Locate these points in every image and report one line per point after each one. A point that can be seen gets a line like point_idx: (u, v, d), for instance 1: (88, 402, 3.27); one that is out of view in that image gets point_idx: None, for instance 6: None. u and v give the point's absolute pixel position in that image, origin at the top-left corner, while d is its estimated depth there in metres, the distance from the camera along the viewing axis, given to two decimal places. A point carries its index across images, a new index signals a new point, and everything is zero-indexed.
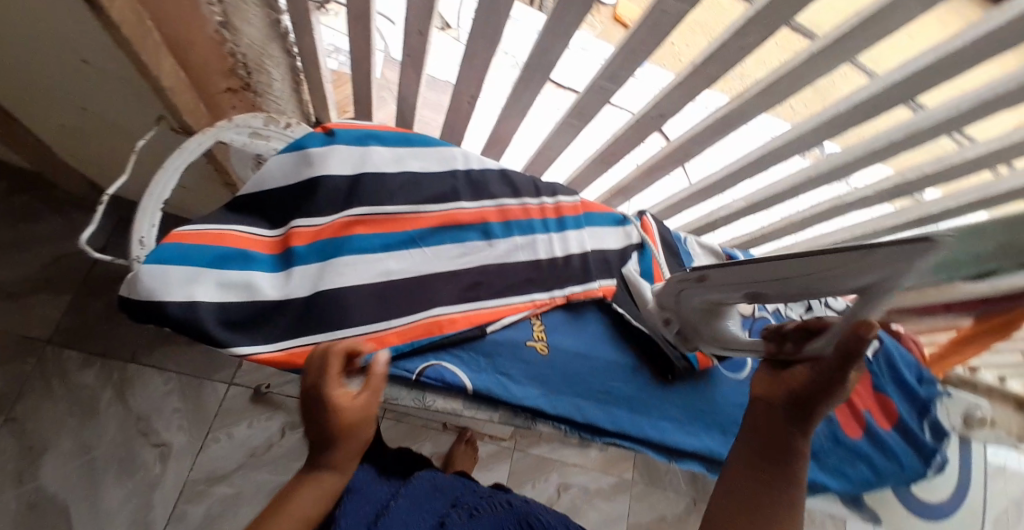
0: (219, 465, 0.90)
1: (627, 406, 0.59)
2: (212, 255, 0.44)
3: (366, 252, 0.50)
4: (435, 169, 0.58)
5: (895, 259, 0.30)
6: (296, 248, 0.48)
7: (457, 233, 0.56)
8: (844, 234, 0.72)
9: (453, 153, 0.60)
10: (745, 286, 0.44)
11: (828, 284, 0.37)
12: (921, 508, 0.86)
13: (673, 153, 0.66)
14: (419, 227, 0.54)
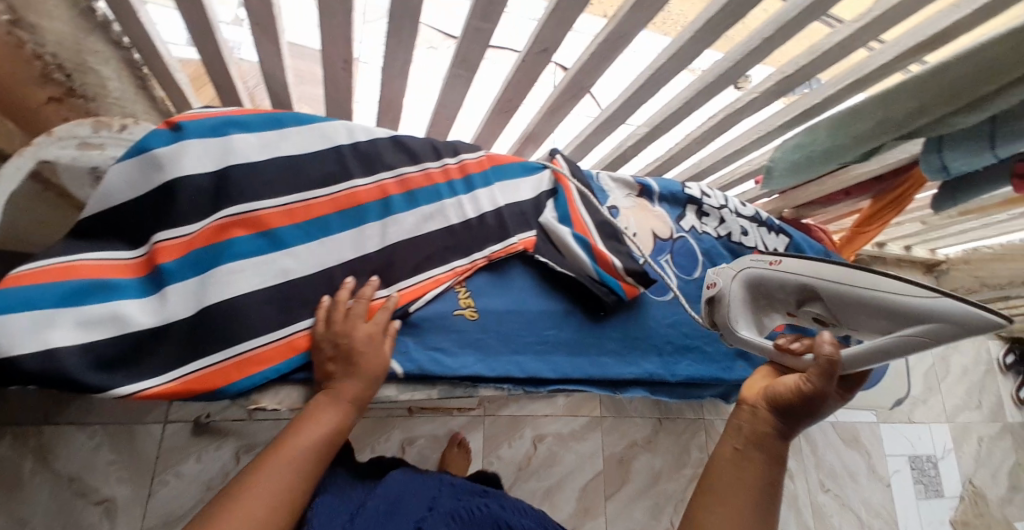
0: (175, 506, 0.87)
1: (565, 351, 0.60)
2: (62, 292, 0.38)
3: (250, 255, 0.46)
4: (316, 149, 0.52)
5: (959, 315, 0.37)
6: (164, 266, 0.43)
7: (356, 213, 0.52)
8: (747, 141, 0.73)
9: (334, 127, 0.54)
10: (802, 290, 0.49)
11: (871, 320, 0.43)
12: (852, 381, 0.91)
13: (568, 91, 0.63)
14: (313, 214, 0.50)
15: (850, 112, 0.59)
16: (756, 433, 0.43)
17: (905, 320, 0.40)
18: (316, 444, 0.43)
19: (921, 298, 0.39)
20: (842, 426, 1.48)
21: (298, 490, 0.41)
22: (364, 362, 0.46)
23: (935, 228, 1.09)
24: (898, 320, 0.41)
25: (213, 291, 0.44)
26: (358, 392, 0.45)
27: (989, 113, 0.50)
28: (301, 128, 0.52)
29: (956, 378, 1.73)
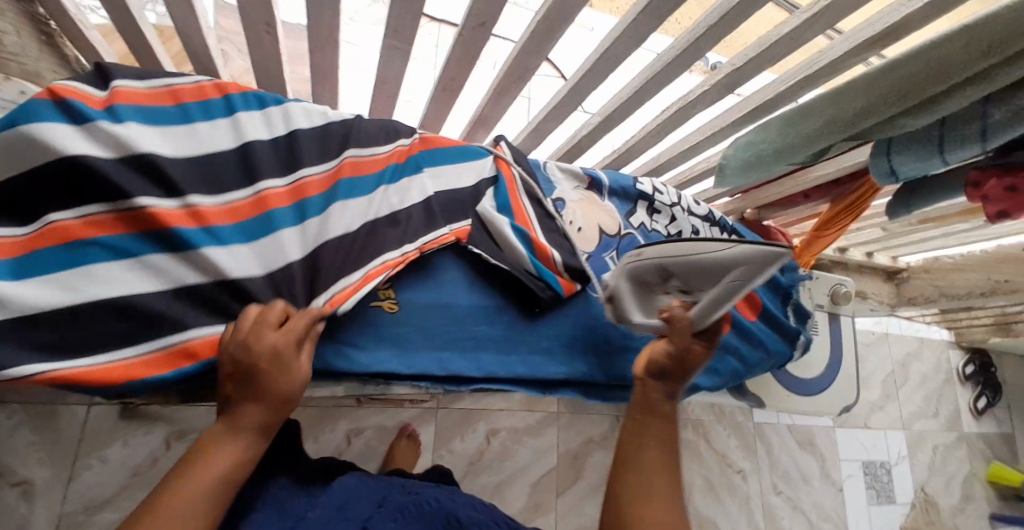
0: (99, 491, 0.83)
1: (491, 349, 0.57)
2: None
3: (148, 256, 0.42)
4: (229, 143, 0.48)
5: (755, 258, 0.43)
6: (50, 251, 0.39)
7: (266, 219, 0.48)
8: (701, 137, 0.71)
9: (253, 122, 0.50)
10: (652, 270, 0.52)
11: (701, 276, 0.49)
12: (798, 385, 0.90)
13: (512, 72, 0.60)
14: (222, 212, 0.46)
15: (799, 110, 0.57)
16: (647, 400, 0.49)
17: (731, 269, 0.45)
18: (221, 479, 0.36)
19: (732, 248, 0.44)
20: (799, 430, 1.49)
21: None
22: (275, 382, 0.40)
23: (895, 236, 1.09)
24: (720, 271, 0.46)
25: (96, 287, 0.39)
26: (265, 415, 0.40)
27: (937, 116, 0.48)
28: (215, 122, 0.49)
29: (915, 386, 1.76)
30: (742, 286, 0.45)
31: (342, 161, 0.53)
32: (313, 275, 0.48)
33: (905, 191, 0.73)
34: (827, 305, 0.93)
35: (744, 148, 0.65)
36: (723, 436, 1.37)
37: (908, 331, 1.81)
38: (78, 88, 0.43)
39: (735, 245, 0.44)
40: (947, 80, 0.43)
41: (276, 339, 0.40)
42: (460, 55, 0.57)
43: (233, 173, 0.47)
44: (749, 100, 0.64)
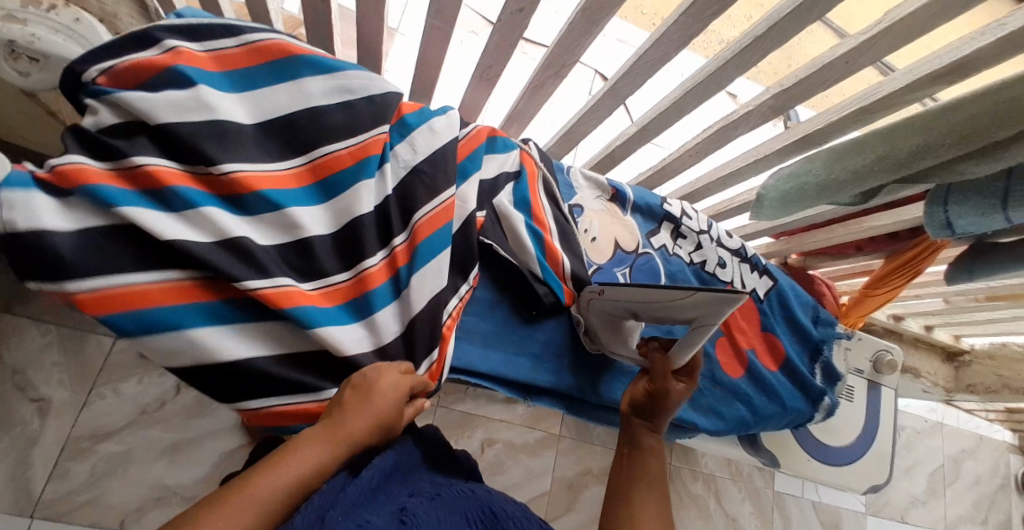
0: (105, 422, 0.86)
1: (480, 342, 0.56)
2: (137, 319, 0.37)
3: (262, 323, 0.43)
4: (333, 226, 0.47)
5: (716, 304, 0.42)
6: (209, 306, 0.40)
7: (366, 302, 0.47)
8: (742, 164, 0.68)
9: (349, 197, 0.47)
10: (622, 307, 0.53)
11: (669, 312, 0.48)
12: (822, 452, 0.81)
13: (549, 67, 0.60)
14: (334, 289, 0.46)
15: (848, 146, 0.53)
16: (634, 436, 0.51)
17: (693, 311, 0.45)
18: (302, 477, 0.33)
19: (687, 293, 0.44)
20: (823, 508, 1.36)
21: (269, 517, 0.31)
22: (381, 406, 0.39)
23: (957, 309, 0.98)
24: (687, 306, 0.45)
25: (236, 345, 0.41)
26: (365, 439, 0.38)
27: (1001, 164, 0.44)
28: (321, 205, 0.47)
29: (966, 487, 1.57)
30: (707, 331, 0.45)
31: (426, 215, 0.49)
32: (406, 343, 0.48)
33: (971, 253, 0.66)
34: (868, 371, 0.85)
35: (786, 179, 0.61)
36: (735, 497, 1.27)
37: (965, 424, 1.62)
38: (175, 170, 0.40)
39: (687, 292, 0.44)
40: (1019, 123, 0.39)
41: (392, 377, 0.42)
42: (499, 46, 0.57)
43: (346, 247, 0.47)
44: (794, 131, 0.61)
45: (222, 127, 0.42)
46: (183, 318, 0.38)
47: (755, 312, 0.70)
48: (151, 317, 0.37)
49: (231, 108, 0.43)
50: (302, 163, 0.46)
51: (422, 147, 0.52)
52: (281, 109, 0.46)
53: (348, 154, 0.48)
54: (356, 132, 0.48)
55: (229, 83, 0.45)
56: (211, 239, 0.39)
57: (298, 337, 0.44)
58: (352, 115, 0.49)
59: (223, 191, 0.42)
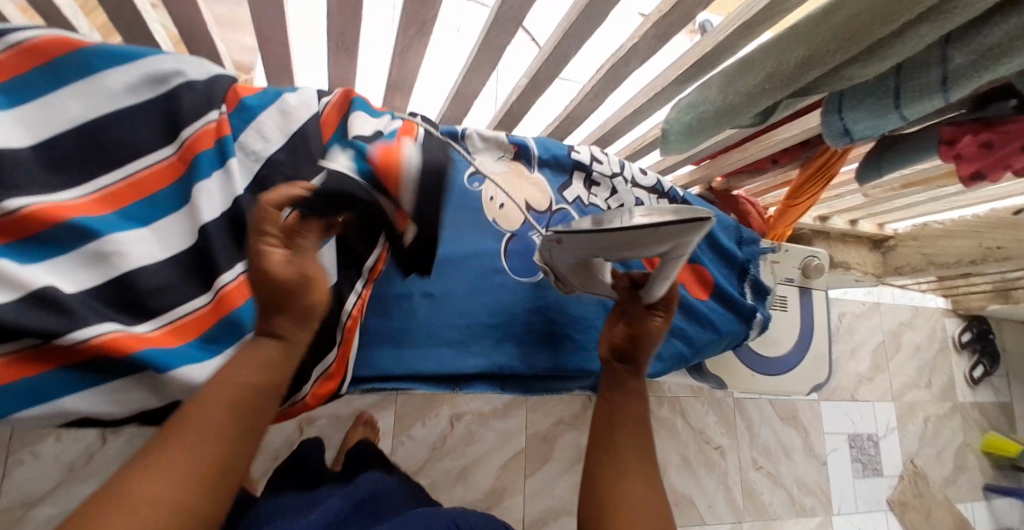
0: (29, 490, 0.78)
1: (387, 344, 0.48)
2: None
3: (111, 381, 0.35)
4: (180, 242, 0.40)
5: (690, 231, 0.39)
6: (44, 375, 0.33)
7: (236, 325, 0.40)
8: (642, 99, 0.64)
9: (191, 205, 0.41)
10: (586, 253, 0.45)
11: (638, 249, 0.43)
12: (765, 366, 0.84)
13: (411, 24, 0.52)
14: (194, 319, 0.39)
15: (741, 63, 0.49)
16: (618, 382, 0.50)
17: (665, 244, 0.41)
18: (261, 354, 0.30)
19: (652, 234, 0.40)
20: (782, 404, 1.45)
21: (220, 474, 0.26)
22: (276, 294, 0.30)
23: (878, 201, 1.01)
24: (654, 239, 0.40)
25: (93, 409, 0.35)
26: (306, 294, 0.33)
27: (890, 62, 0.40)
28: (156, 222, 0.40)
29: (907, 356, 1.70)
30: (682, 256, 0.43)
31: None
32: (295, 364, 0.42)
33: (877, 151, 0.65)
34: (797, 278, 0.87)
35: (687, 110, 0.57)
36: (701, 413, 1.33)
37: (900, 299, 1.74)
38: None
39: (655, 232, 0.39)
40: (899, 18, 0.35)
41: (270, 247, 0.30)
42: (342, 7, 0.49)
43: (205, 266, 0.40)
44: (687, 54, 0.56)
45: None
46: (5, 398, 0.32)
47: None
48: None
49: (0, 129, 0.35)
50: (118, 180, 0.39)
51: (272, 132, 0.45)
52: (74, 117, 0.38)
53: (180, 159, 0.42)
54: (181, 131, 0.42)
55: (5, 98, 0.37)
56: (10, 297, 0.32)
57: (156, 389, 0.37)
58: (171, 111, 0.41)
59: (15, 232, 0.34)
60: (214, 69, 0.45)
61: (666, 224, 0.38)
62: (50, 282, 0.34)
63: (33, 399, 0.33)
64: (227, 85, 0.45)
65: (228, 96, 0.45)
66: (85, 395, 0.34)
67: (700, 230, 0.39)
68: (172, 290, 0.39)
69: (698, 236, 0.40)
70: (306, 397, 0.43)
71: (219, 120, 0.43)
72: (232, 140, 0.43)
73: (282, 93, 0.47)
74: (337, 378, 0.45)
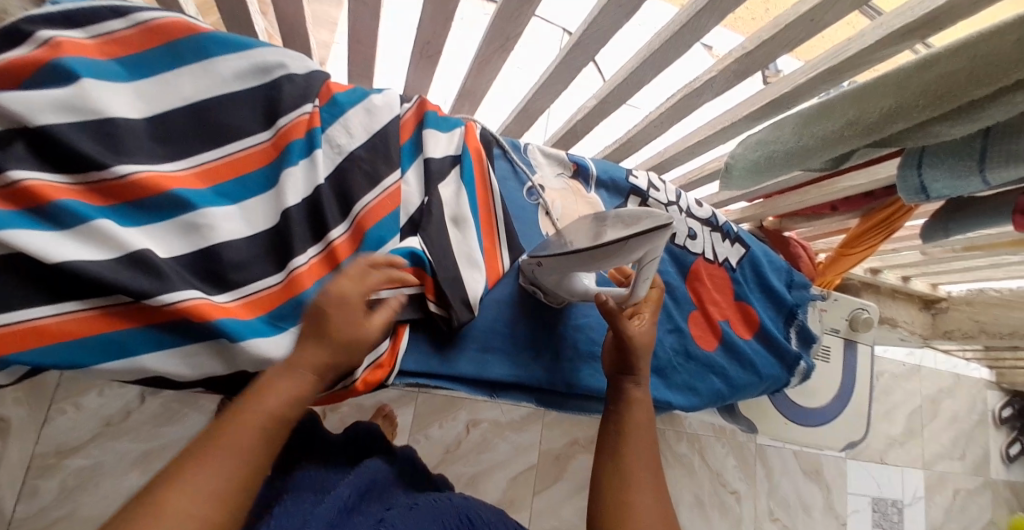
0: (68, 438, 0.82)
1: (435, 339, 0.49)
2: (53, 356, 0.33)
3: (186, 345, 0.37)
4: (262, 224, 0.43)
5: (648, 241, 0.39)
6: (129, 331, 0.36)
7: (299, 305, 0.42)
8: (705, 134, 0.64)
9: (275, 187, 0.43)
10: (567, 268, 0.46)
11: (610, 261, 0.42)
12: (800, 415, 0.81)
13: (495, 37, 0.54)
14: (266, 295, 0.41)
15: (818, 109, 0.48)
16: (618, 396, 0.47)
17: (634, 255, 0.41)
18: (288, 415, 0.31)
19: (623, 246, 0.39)
20: (805, 457, 1.40)
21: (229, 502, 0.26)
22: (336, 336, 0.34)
23: (935, 261, 0.97)
24: (620, 250, 0.40)
25: (167, 370, 0.37)
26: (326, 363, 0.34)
27: (979, 124, 0.39)
28: (242, 202, 0.43)
29: (942, 424, 1.62)
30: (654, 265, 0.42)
31: (367, 204, 0.46)
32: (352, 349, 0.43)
33: (946, 211, 0.64)
34: (844, 329, 0.84)
35: (754, 148, 0.56)
36: (720, 454, 1.30)
37: (941, 365, 1.66)
38: (55, 186, 0.35)
39: (625, 245, 0.38)
40: (998, 81, 0.34)
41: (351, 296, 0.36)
42: (433, 18, 0.51)
43: (281, 244, 0.43)
44: (761, 94, 0.56)
45: (110, 134, 0.37)
46: (90, 348, 0.34)
47: (727, 280, 0.65)
48: (54, 350, 0.33)
49: (118, 100, 0.38)
50: (216, 158, 0.42)
51: (356, 128, 0.48)
52: (187, 96, 0.41)
53: (272, 145, 0.44)
54: (275, 119, 0.44)
55: (124, 72, 0.40)
56: (110, 255, 0.35)
57: (224, 359, 0.39)
58: (271, 100, 0.44)
59: (121, 196, 0.37)
60: (308, 61, 0.47)
61: (634, 236, 0.37)
62: (145, 245, 0.37)
63: (114, 353, 0.35)
64: (323, 80, 0.48)
65: (321, 91, 0.47)
66: (161, 354, 0.36)
67: (659, 236, 0.38)
68: (250, 266, 0.41)
69: (664, 239, 0.39)
70: (357, 382, 0.43)
71: (311, 112, 0.45)
72: (320, 132, 0.46)
73: (369, 94, 0.50)
74: (386, 368, 0.45)
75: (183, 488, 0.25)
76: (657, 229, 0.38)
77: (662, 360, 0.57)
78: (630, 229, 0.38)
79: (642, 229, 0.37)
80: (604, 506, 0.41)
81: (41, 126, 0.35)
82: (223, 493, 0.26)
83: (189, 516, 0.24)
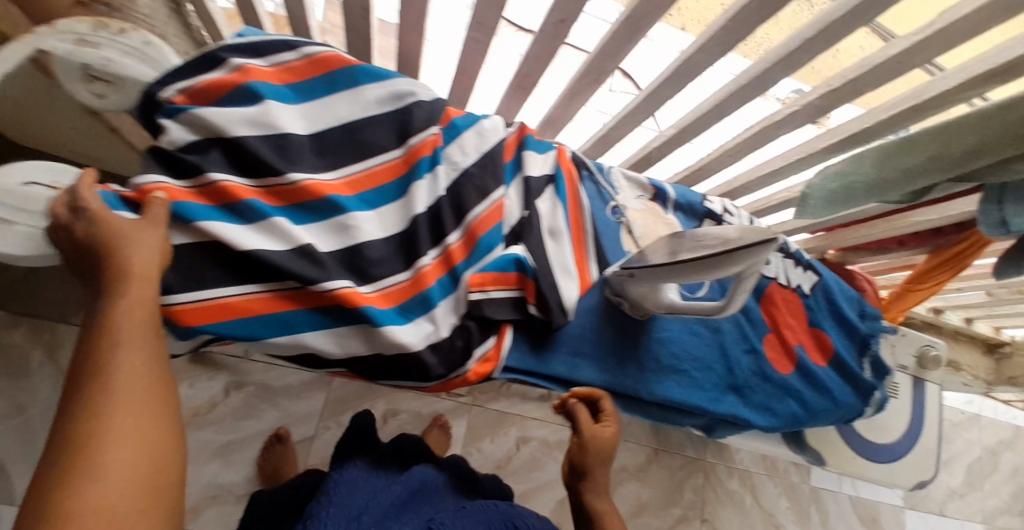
0: None
1: (529, 342, 0.53)
2: (237, 328, 0.39)
3: (334, 326, 0.43)
4: (393, 228, 0.49)
5: (752, 254, 0.42)
6: (292, 311, 0.41)
7: (423, 299, 0.47)
8: (778, 164, 0.68)
9: (406, 196, 0.49)
10: (660, 279, 0.48)
11: (708, 273, 0.45)
12: (869, 449, 0.80)
13: (590, 74, 0.59)
14: (398, 289, 0.47)
15: (901, 144, 0.52)
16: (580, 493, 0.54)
17: (734, 267, 0.44)
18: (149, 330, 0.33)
19: (725, 258, 0.42)
20: (861, 502, 1.35)
21: (156, 409, 0.31)
22: (139, 254, 0.34)
23: (1000, 302, 0.96)
24: (722, 262, 0.43)
25: (318, 347, 0.43)
26: (139, 279, 0.33)
27: None
28: (378, 208, 0.49)
29: (1006, 479, 1.53)
30: (750, 279, 0.45)
31: (478, 215, 0.51)
32: (465, 341, 0.49)
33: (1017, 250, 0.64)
34: (912, 366, 0.83)
35: (832, 178, 0.59)
36: (772, 493, 1.27)
37: (1002, 415, 1.58)
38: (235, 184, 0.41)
39: (729, 256, 0.42)
40: None
41: (121, 222, 0.34)
42: (539, 54, 0.57)
43: (409, 244, 0.49)
44: (840, 128, 0.59)
45: (284, 147, 0.44)
46: (263, 323, 0.40)
47: (800, 306, 0.66)
48: (239, 323, 0.39)
49: (290, 118, 0.45)
50: (359, 170, 0.48)
51: (470, 148, 0.53)
52: (341, 117, 0.48)
53: (403, 160, 0.50)
54: (407, 138, 0.50)
55: (293, 95, 0.46)
56: (285, 247, 0.41)
57: (365, 343, 0.44)
58: (403, 123, 0.50)
59: (288, 198, 0.44)
60: (432, 92, 0.53)
61: (739, 248, 0.40)
62: (309, 240, 0.43)
63: (278, 328, 0.41)
64: (444, 106, 0.54)
65: (443, 116, 0.53)
66: (318, 332, 0.42)
67: (762, 250, 0.41)
68: (385, 264, 0.47)
69: (766, 253, 0.42)
70: (468, 372, 0.49)
71: (436, 134, 0.52)
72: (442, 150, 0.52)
73: (480, 118, 0.56)
74: (492, 361, 0.50)
75: (112, 418, 0.28)
76: (762, 242, 0.41)
77: (739, 378, 0.59)
78: (736, 242, 0.41)
79: (748, 241, 0.41)
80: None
81: (236, 137, 0.41)
82: (144, 407, 0.30)
83: (135, 429, 0.29)
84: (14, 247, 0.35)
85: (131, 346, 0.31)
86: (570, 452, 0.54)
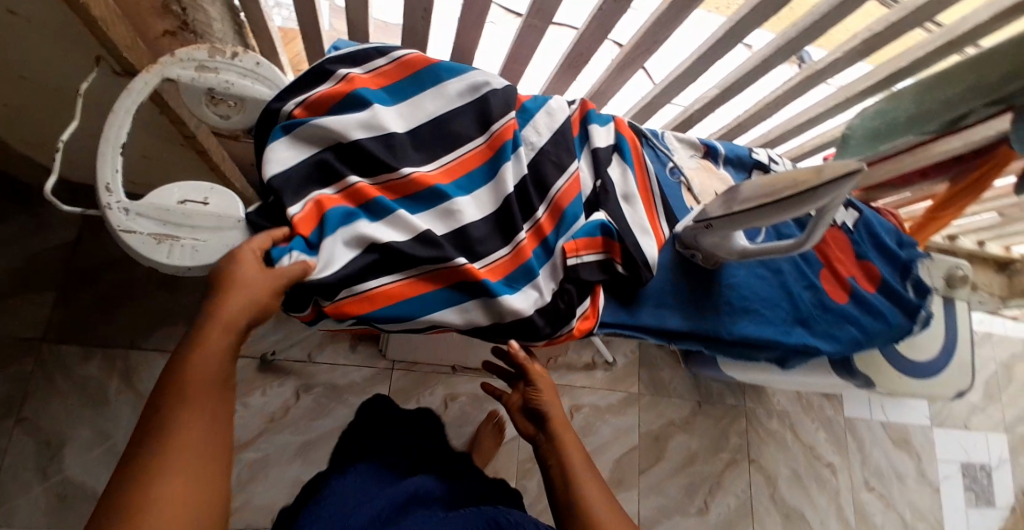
0: (239, 434, 0.92)
1: (618, 297, 0.57)
2: (390, 313, 0.43)
3: (460, 301, 0.46)
4: (487, 210, 0.52)
5: (838, 188, 0.45)
6: (428, 292, 0.45)
7: (526, 270, 0.50)
8: (814, 112, 0.72)
9: (495, 178, 0.52)
10: (740, 225, 0.52)
11: (791, 212, 0.48)
12: (912, 368, 0.86)
13: (642, 43, 0.62)
14: (500, 263, 0.50)
15: (939, 78, 0.56)
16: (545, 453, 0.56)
17: (816, 204, 0.47)
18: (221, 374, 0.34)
19: (812, 196, 0.46)
20: (892, 427, 1.43)
21: (201, 462, 0.30)
22: (237, 296, 0.36)
23: (1012, 220, 1.03)
24: (808, 198, 0.46)
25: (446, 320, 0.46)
26: (229, 324, 0.35)
27: None
28: (472, 192, 0.52)
29: (1020, 390, 1.63)
30: (831, 213, 0.48)
31: (560, 188, 0.54)
32: (566, 303, 0.52)
33: None
34: (941, 287, 0.89)
35: (872, 117, 0.65)
36: (810, 428, 1.35)
37: (1011, 331, 1.67)
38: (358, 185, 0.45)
39: (818, 192, 0.45)
40: None
41: (249, 276, 0.37)
42: (596, 31, 0.59)
43: (505, 220, 0.52)
44: (875, 70, 0.64)
45: (391, 145, 0.47)
46: (411, 305, 0.44)
47: (846, 241, 0.72)
48: (392, 307, 0.43)
49: (391, 119, 0.48)
50: (452, 159, 0.51)
51: (543, 128, 0.57)
52: (430, 113, 0.51)
53: (488, 146, 0.53)
54: (489, 124, 0.53)
55: (388, 98, 0.49)
56: (409, 236, 0.45)
57: (485, 313, 0.48)
58: (483, 111, 0.53)
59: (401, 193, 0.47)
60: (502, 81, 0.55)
61: (828, 183, 0.44)
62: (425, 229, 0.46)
63: (420, 309, 0.44)
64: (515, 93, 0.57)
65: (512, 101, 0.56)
66: (446, 309, 0.46)
67: (848, 183, 0.45)
68: (489, 240, 0.50)
69: (850, 186, 0.45)
70: (573, 329, 0.52)
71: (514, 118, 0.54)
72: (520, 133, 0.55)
73: (547, 100, 0.59)
74: (591, 319, 0.53)
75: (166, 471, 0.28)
76: (848, 175, 0.44)
77: (805, 312, 0.64)
78: (824, 177, 0.44)
79: (835, 175, 0.44)
80: (576, 502, 0.49)
81: (354, 142, 0.44)
82: (191, 462, 0.29)
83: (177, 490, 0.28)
84: (182, 260, 0.40)
85: (196, 390, 0.32)
86: (537, 397, 0.59)
